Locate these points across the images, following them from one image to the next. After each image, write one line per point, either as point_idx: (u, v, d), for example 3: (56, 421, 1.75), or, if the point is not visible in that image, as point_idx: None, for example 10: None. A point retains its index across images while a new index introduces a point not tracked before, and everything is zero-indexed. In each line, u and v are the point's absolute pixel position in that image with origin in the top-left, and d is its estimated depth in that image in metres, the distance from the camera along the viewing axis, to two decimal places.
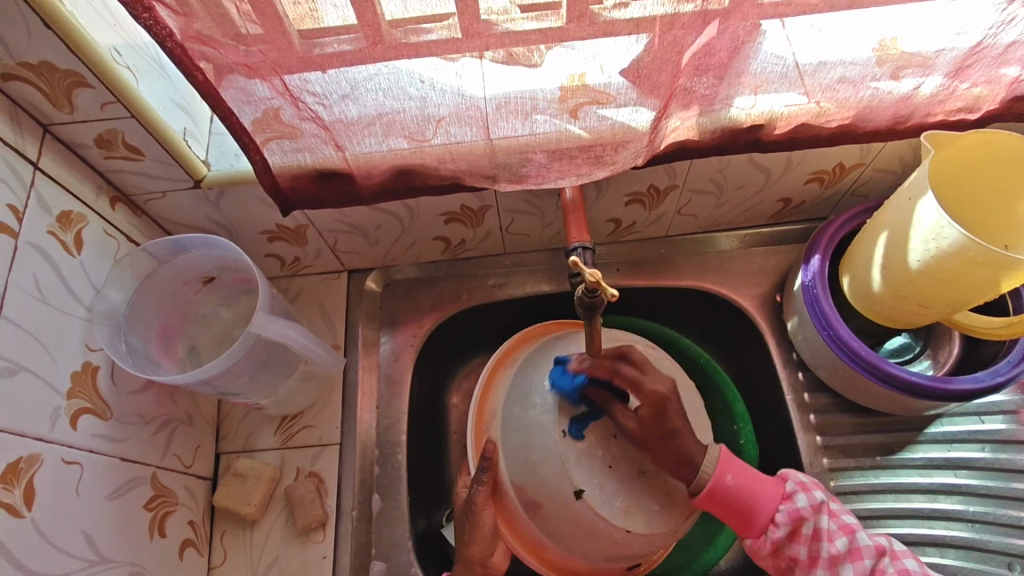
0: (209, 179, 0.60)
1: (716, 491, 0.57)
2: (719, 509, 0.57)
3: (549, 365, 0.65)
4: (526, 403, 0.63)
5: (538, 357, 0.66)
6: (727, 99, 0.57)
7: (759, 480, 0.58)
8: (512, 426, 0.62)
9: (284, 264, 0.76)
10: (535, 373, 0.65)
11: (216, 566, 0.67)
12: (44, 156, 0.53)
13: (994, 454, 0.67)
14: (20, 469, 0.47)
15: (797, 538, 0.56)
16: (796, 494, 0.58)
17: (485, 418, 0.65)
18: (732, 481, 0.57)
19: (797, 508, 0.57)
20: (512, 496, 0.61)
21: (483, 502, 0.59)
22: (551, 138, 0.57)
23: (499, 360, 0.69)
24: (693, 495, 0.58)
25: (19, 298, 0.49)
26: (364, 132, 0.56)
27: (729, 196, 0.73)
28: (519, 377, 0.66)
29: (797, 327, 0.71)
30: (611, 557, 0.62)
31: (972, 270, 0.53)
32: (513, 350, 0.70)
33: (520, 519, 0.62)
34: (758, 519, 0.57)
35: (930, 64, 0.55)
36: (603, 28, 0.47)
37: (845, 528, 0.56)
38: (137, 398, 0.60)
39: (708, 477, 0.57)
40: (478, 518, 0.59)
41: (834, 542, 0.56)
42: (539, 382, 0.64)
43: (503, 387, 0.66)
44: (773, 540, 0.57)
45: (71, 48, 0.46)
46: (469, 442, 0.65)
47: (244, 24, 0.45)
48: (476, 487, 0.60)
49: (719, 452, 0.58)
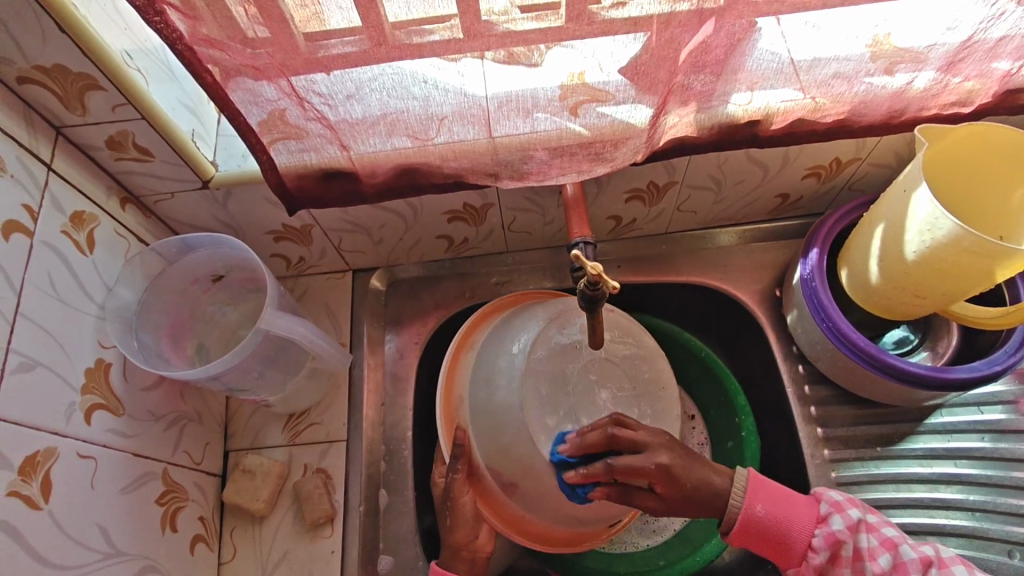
0: (216, 179, 0.61)
1: (749, 522, 0.57)
2: (755, 541, 0.58)
3: (507, 341, 0.63)
4: (489, 386, 0.61)
5: (496, 337, 0.65)
6: (724, 96, 0.58)
7: (792, 506, 0.58)
8: (479, 410, 0.61)
9: (290, 264, 0.78)
10: (495, 354, 0.63)
11: (226, 562, 0.67)
12: (57, 157, 0.54)
13: (993, 444, 0.68)
14: (38, 462, 0.48)
15: (838, 560, 0.57)
16: (830, 517, 0.58)
17: (454, 403, 0.65)
18: (763, 510, 0.57)
19: (834, 530, 0.57)
20: (489, 479, 0.62)
21: (459, 488, 0.62)
22: (552, 135, 0.59)
23: (461, 346, 0.68)
24: (726, 531, 0.58)
25: (34, 295, 0.50)
26: (368, 131, 0.57)
27: (728, 192, 0.74)
28: (481, 359, 0.64)
29: (796, 320, 0.72)
30: (574, 518, 0.62)
31: (968, 260, 0.53)
32: (475, 332, 0.69)
33: (501, 501, 0.63)
34: (796, 547, 0.57)
35: (923, 59, 0.56)
36: (602, 27, 0.48)
37: (885, 544, 0.56)
38: (148, 395, 0.61)
39: (738, 508, 0.57)
40: (459, 504, 0.62)
41: (877, 560, 0.56)
42: (500, 361, 0.62)
43: (468, 372, 0.65)
44: (814, 564, 0.57)
45: (84, 52, 0.47)
46: (440, 424, 0.65)
47: (252, 27, 0.46)
48: (451, 474, 0.62)
49: (745, 479, 0.59)
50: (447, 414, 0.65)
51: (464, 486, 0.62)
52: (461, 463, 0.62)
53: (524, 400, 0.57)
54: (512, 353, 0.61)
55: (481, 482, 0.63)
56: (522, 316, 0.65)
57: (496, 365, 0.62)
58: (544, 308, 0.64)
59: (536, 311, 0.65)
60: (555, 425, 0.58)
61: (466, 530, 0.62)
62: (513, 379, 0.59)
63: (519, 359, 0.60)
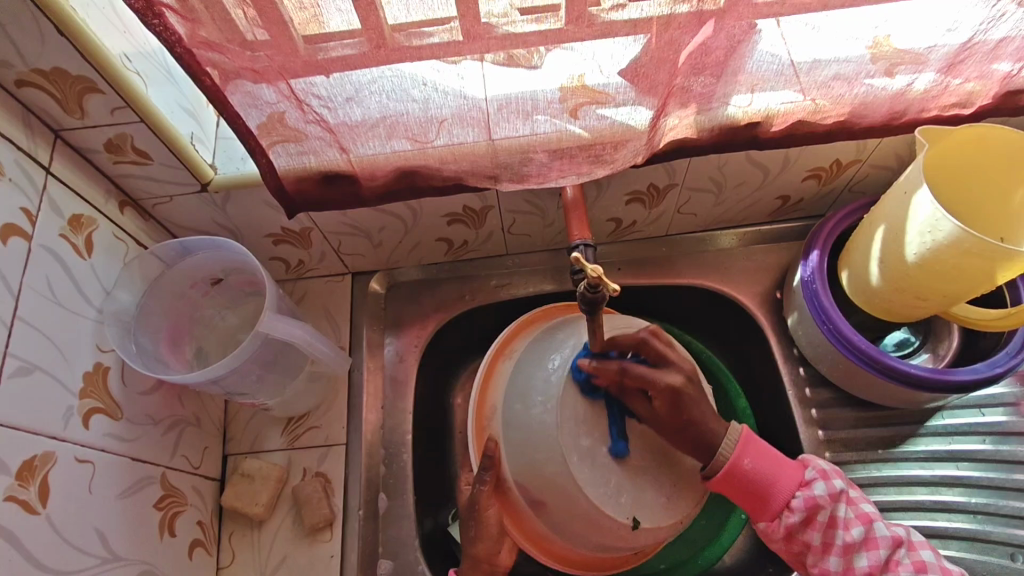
0: (215, 182, 0.61)
1: (734, 473, 0.57)
2: (734, 491, 0.58)
3: (545, 355, 0.64)
4: (525, 400, 0.62)
5: (537, 349, 0.65)
6: (724, 98, 0.58)
7: (779, 465, 0.57)
8: (512, 424, 0.62)
9: (290, 267, 0.77)
10: (535, 367, 0.63)
11: (225, 566, 0.67)
12: (55, 161, 0.54)
13: (995, 445, 0.68)
14: (35, 466, 0.48)
15: (812, 524, 0.56)
16: (814, 482, 0.57)
17: (486, 413, 0.65)
18: (750, 464, 0.57)
19: (815, 496, 0.57)
20: (516, 495, 0.61)
21: (486, 500, 0.60)
22: (552, 137, 0.59)
23: (496, 357, 0.68)
24: (709, 475, 0.58)
25: (32, 299, 0.50)
26: (368, 134, 0.57)
27: (728, 195, 0.74)
28: (517, 371, 0.64)
29: (798, 323, 0.72)
30: (603, 547, 0.61)
31: (969, 262, 0.53)
32: (511, 342, 0.69)
33: (526, 516, 0.62)
34: (772, 503, 0.57)
35: (923, 61, 0.56)
36: (601, 29, 0.48)
37: (861, 517, 0.56)
38: (147, 399, 0.61)
39: (726, 457, 0.57)
40: (484, 517, 0.60)
41: (850, 530, 0.56)
42: (537, 374, 0.62)
43: (503, 383, 0.65)
44: (787, 525, 0.57)
45: (83, 54, 0.47)
46: (472, 436, 0.65)
47: (251, 30, 0.46)
48: (478, 486, 0.60)
49: (739, 433, 0.58)
50: (478, 425, 0.65)
51: (491, 498, 0.60)
52: (490, 475, 0.60)
53: (560, 419, 0.59)
54: (551, 368, 0.62)
55: (507, 494, 0.62)
56: (564, 330, 0.66)
57: (533, 379, 0.63)
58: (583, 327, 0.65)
59: (575, 328, 0.65)
60: (587, 447, 0.59)
61: (491, 543, 0.60)
62: (550, 397, 0.60)
63: (559, 378, 0.61)
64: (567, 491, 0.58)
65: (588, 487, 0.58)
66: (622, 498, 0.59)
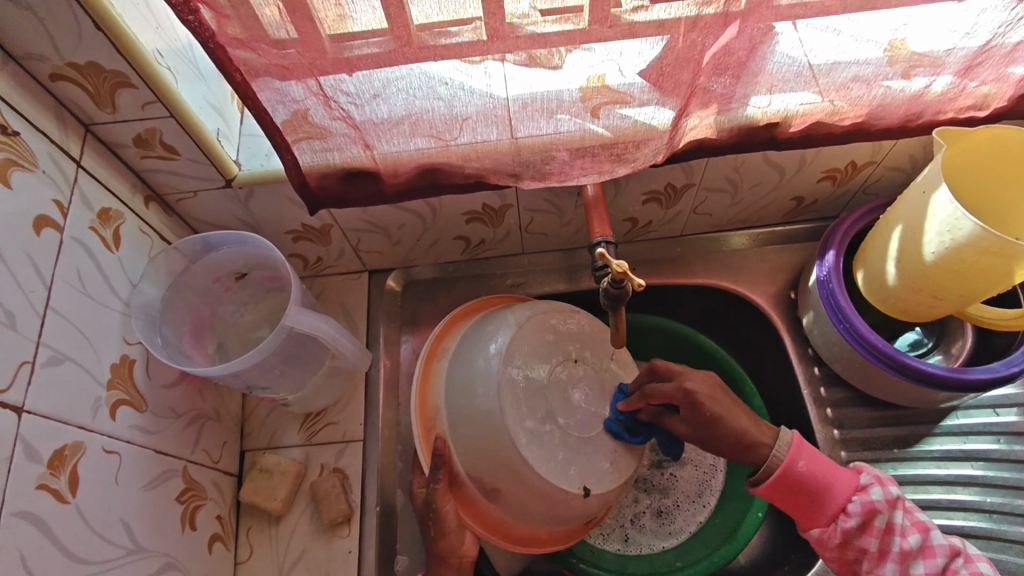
0: (239, 178, 0.62)
1: (787, 477, 0.57)
2: (787, 495, 0.58)
3: (480, 347, 0.62)
4: (467, 394, 0.60)
5: (470, 344, 0.63)
6: (744, 98, 0.59)
7: (833, 468, 0.57)
8: (461, 422, 0.60)
9: (307, 264, 0.78)
10: (473, 359, 0.62)
11: (243, 561, 0.68)
12: (86, 154, 0.54)
13: (1009, 446, 0.67)
14: (66, 456, 0.48)
15: (868, 530, 0.56)
16: (871, 487, 0.57)
17: (430, 413, 0.63)
18: (805, 467, 0.57)
19: (872, 500, 0.56)
20: (471, 487, 0.61)
21: (442, 498, 0.60)
22: (575, 136, 0.59)
23: (428, 358, 0.66)
24: (759, 479, 0.59)
25: (63, 290, 0.50)
26: (392, 131, 0.58)
27: (743, 195, 0.74)
28: (453, 367, 0.63)
29: (813, 322, 0.72)
30: (552, 519, 0.62)
31: (988, 260, 0.54)
32: (443, 341, 0.67)
33: (483, 505, 0.62)
34: (829, 506, 0.56)
35: (941, 63, 0.56)
36: (626, 30, 0.49)
37: (918, 525, 0.55)
38: (170, 392, 0.61)
39: (779, 461, 0.58)
40: (443, 512, 0.60)
41: (907, 537, 0.55)
42: (475, 365, 0.61)
43: (441, 382, 0.63)
44: (843, 530, 0.56)
45: (119, 49, 0.47)
46: (418, 443, 0.62)
47: (279, 28, 0.47)
48: (433, 485, 0.59)
49: (791, 438, 0.59)
50: (424, 427, 0.62)
51: (447, 495, 0.60)
52: (444, 474, 0.59)
53: (503, 403, 0.58)
54: (487, 358, 0.61)
55: (463, 488, 0.62)
56: (492, 322, 0.64)
57: (471, 372, 0.61)
58: (511, 313, 0.64)
59: (503, 316, 0.64)
60: (535, 427, 0.59)
61: (454, 537, 0.60)
62: (491, 385, 0.59)
63: (496, 364, 0.60)
64: (533, 484, 0.58)
65: (538, 464, 0.58)
66: (570, 470, 0.60)
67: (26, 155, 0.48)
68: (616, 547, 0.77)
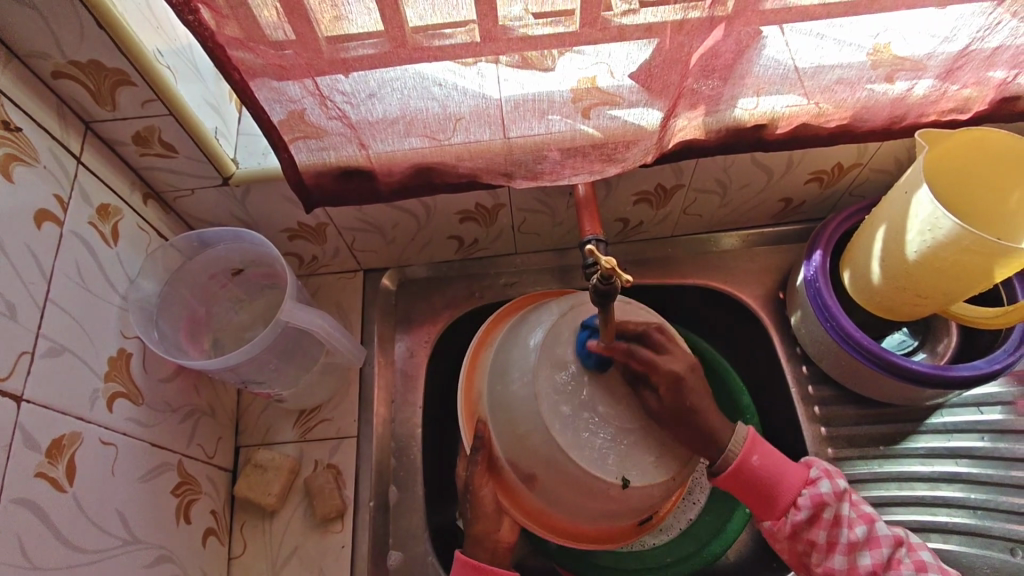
0: (237, 176, 0.62)
1: (742, 470, 0.60)
2: (743, 489, 0.60)
3: (522, 335, 0.63)
4: (503, 380, 0.61)
5: (514, 332, 0.65)
6: (731, 100, 0.60)
7: (783, 463, 0.60)
8: (494, 405, 0.61)
9: (303, 263, 0.79)
10: (513, 345, 0.63)
11: (236, 556, 0.68)
12: (85, 151, 0.55)
13: (993, 443, 0.70)
14: (64, 445, 0.49)
15: (818, 522, 0.59)
16: (819, 480, 0.60)
17: (474, 398, 0.65)
18: (758, 461, 0.60)
19: (820, 492, 0.59)
20: (510, 474, 0.62)
21: (479, 480, 0.62)
22: (566, 136, 0.60)
23: (479, 346, 0.70)
24: (716, 474, 0.61)
25: (63, 282, 0.51)
26: (387, 130, 0.59)
27: (733, 196, 0.76)
28: (494, 358, 0.64)
29: (801, 321, 0.74)
30: (599, 513, 0.60)
31: (967, 258, 0.55)
32: (491, 333, 0.70)
33: (522, 493, 0.62)
34: (780, 501, 0.59)
35: (922, 67, 0.58)
36: (614, 33, 0.50)
37: (864, 517, 0.59)
38: (166, 386, 0.62)
39: (734, 456, 0.60)
40: (479, 495, 0.63)
41: (855, 529, 0.58)
42: (513, 354, 0.62)
43: (484, 368, 0.65)
44: (793, 522, 0.59)
45: (119, 47, 0.48)
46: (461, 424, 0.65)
47: (277, 30, 0.48)
48: (472, 467, 0.62)
49: (745, 432, 0.61)
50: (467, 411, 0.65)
51: (484, 478, 0.62)
52: (482, 455, 0.61)
53: None
54: (524, 349, 0.61)
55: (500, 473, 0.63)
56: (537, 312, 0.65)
57: (508, 361, 0.62)
58: (555, 303, 0.65)
59: (549, 306, 0.65)
60: (570, 413, 0.57)
61: (490, 520, 0.63)
62: None
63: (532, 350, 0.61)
64: (565, 469, 0.57)
65: (571, 449, 0.56)
66: (609, 461, 0.57)
67: (28, 151, 0.49)
68: None
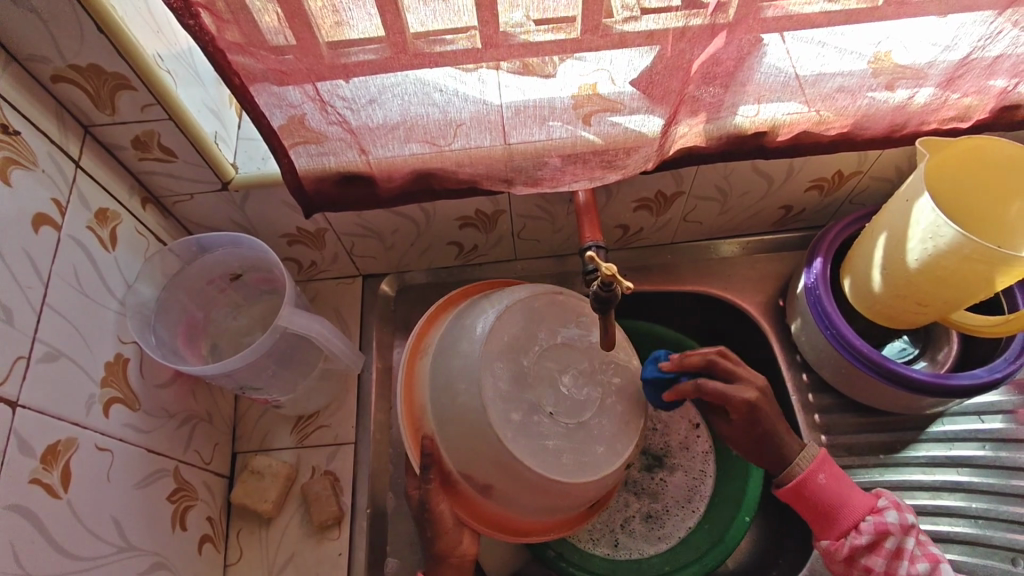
0: (236, 181, 0.62)
1: (807, 486, 0.60)
2: (803, 505, 0.61)
3: (460, 341, 0.60)
4: (449, 392, 0.59)
5: (449, 340, 0.62)
6: (732, 107, 0.60)
7: (851, 487, 0.60)
8: (446, 418, 0.59)
9: (301, 268, 0.79)
10: (453, 355, 0.60)
11: (232, 564, 0.68)
12: (85, 155, 0.55)
13: (994, 452, 0.69)
14: (59, 451, 0.49)
15: (877, 549, 0.59)
16: (886, 510, 0.60)
17: (416, 409, 0.62)
18: (824, 481, 0.60)
19: (886, 521, 0.59)
20: (464, 484, 0.61)
21: (434, 498, 0.60)
22: (567, 143, 0.60)
23: (412, 354, 0.65)
24: (780, 486, 0.62)
25: (60, 287, 0.51)
26: (388, 136, 0.59)
27: (733, 203, 0.76)
28: (435, 364, 0.61)
29: (801, 328, 0.73)
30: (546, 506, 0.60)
31: (969, 267, 0.55)
32: (425, 338, 0.65)
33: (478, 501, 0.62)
34: (841, 523, 0.59)
35: (923, 75, 0.58)
36: (615, 40, 0.50)
37: (927, 556, 0.59)
38: (163, 392, 0.62)
39: (801, 471, 0.61)
40: (437, 512, 0.60)
41: (915, 563, 0.58)
42: (457, 362, 0.59)
43: (425, 380, 0.62)
44: (852, 546, 0.59)
45: (120, 51, 0.48)
46: (406, 442, 0.61)
47: (277, 35, 0.48)
48: (424, 485, 0.60)
49: (816, 452, 0.62)
50: (410, 424, 0.61)
51: (440, 495, 0.60)
52: (433, 473, 0.59)
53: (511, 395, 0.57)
54: (468, 356, 0.59)
55: (457, 487, 0.62)
56: (471, 314, 0.62)
57: (451, 371, 0.59)
58: (489, 303, 0.62)
59: (482, 306, 0.62)
60: (520, 421, 0.57)
61: (450, 537, 0.61)
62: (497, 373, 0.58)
63: (479, 356, 0.58)
64: (515, 471, 0.57)
65: (525, 456, 0.56)
66: (562, 458, 0.57)
67: (26, 154, 0.49)
68: (606, 552, 0.78)
